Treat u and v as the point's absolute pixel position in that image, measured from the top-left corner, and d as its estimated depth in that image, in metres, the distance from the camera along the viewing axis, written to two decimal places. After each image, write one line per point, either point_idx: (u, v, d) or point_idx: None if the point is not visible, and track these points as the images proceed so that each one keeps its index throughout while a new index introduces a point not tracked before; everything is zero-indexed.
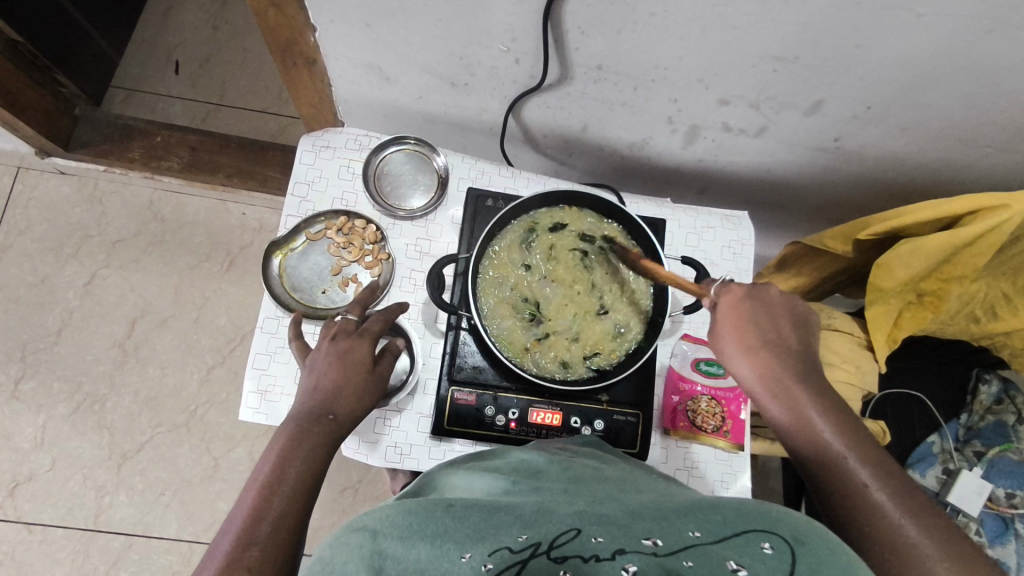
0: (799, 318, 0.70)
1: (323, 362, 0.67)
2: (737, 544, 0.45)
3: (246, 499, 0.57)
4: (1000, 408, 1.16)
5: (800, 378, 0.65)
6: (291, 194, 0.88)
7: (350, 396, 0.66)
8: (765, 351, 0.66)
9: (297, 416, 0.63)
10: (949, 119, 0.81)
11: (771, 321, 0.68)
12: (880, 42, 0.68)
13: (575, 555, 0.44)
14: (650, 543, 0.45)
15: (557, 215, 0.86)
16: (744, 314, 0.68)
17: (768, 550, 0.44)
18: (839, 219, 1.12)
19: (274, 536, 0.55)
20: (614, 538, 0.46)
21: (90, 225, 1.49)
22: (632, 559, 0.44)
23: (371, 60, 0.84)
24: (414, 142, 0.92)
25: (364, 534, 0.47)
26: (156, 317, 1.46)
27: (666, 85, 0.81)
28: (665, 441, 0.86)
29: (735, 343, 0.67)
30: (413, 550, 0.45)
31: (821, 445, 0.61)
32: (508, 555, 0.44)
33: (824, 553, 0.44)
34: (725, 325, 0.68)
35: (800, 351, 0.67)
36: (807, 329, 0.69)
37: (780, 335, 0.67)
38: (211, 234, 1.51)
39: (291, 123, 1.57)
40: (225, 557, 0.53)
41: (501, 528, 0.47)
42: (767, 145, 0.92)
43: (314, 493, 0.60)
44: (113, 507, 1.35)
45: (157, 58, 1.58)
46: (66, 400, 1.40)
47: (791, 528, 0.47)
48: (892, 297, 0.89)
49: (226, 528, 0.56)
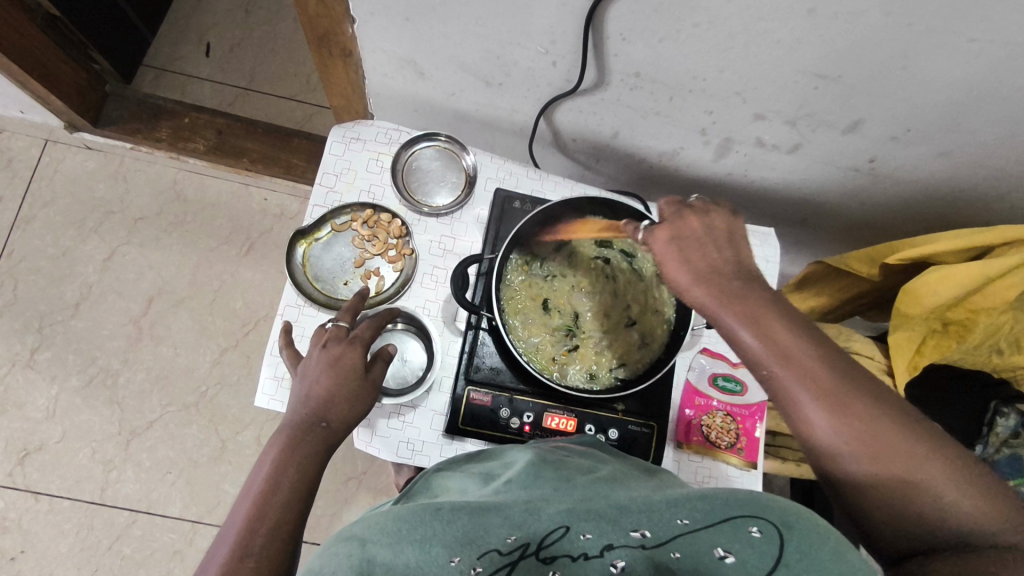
0: (726, 234, 0.60)
1: (315, 369, 0.67)
2: (725, 530, 0.45)
3: (238, 513, 0.55)
4: (1017, 442, 1.13)
5: (760, 304, 0.55)
6: (319, 184, 0.88)
7: (342, 403, 0.66)
8: (716, 287, 0.56)
9: (291, 423, 0.63)
10: (988, 147, 0.79)
11: (709, 242, 0.58)
12: (928, 66, 0.67)
13: (565, 554, 0.46)
14: (638, 535, 0.46)
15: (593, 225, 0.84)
16: (682, 246, 0.58)
17: (756, 535, 0.44)
18: (865, 241, 1.11)
19: (270, 546, 0.54)
20: (603, 532, 0.47)
21: (113, 201, 1.50)
22: (621, 554, 0.45)
23: (407, 55, 0.84)
24: (444, 140, 0.92)
25: (351, 543, 0.46)
26: (173, 297, 1.47)
27: (704, 97, 0.80)
28: (678, 454, 0.85)
29: (684, 276, 0.57)
30: (403, 556, 0.44)
31: (823, 402, 0.51)
32: (497, 558, 0.45)
33: (814, 533, 0.44)
34: (668, 260, 0.59)
35: (743, 270, 0.57)
36: (738, 242, 0.59)
37: (721, 263, 0.57)
38: (231, 216, 1.52)
39: (318, 111, 1.57)
40: (224, 565, 0.52)
41: (491, 528, 0.47)
42: (800, 163, 0.91)
43: (310, 497, 0.59)
44: (119, 482, 1.36)
45: (189, 40, 1.59)
46: (79, 373, 1.41)
47: (779, 513, 0.46)
48: (916, 324, 0.88)
49: (222, 539, 0.55)
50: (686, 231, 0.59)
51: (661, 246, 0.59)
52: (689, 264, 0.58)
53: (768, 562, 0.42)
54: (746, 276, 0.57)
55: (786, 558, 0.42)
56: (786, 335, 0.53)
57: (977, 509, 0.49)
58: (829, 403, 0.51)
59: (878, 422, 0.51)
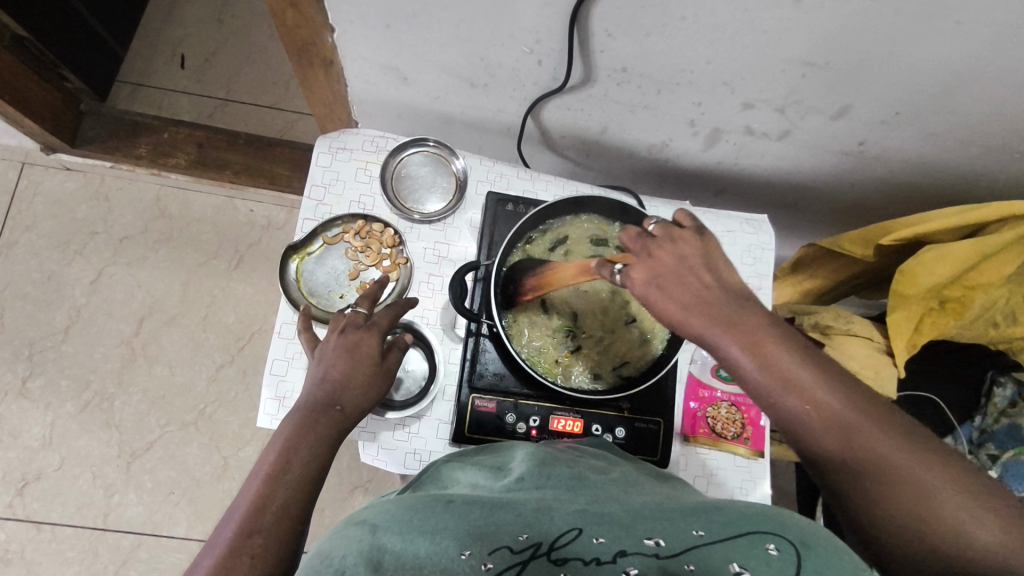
0: (705, 254, 0.56)
1: (332, 351, 0.67)
2: (742, 545, 0.44)
3: (247, 493, 0.54)
4: (1015, 411, 1.14)
5: (753, 330, 0.53)
6: (308, 197, 0.87)
7: (357, 387, 0.66)
8: (707, 315, 0.53)
9: (305, 405, 0.62)
10: (977, 125, 0.79)
11: (687, 269, 0.55)
12: (916, 48, 0.67)
13: (576, 557, 0.44)
14: (652, 543, 0.45)
15: (592, 227, 0.83)
16: (664, 277, 0.55)
17: (773, 552, 0.43)
18: (857, 222, 1.11)
19: (278, 526, 0.53)
20: (616, 537, 0.46)
21: (96, 221, 1.47)
22: (634, 561, 0.44)
23: (390, 61, 0.83)
24: (433, 145, 0.90)
25: (362, 528, 0.47)
26: (164, 315, 1.45)
27: (692, 88, 0.79)
28: (685, 448, 0.86)
29: (670, 311, 0.54)
30: (413, 546, 0.44)
31: (818, 424, 0.51)
32: (507, 555, 0.44)
33: (832, 557, 0.43)
34: (651, 296, 0.55)
35: (731, 294, 0.55)
36: (716, 261, 0.56)
37: (709, 291, 0.54)
38: (218, 230, 1.50)
39: (299, 118, 1.55)
40: (229, 543, 0.50)
41: (502, 526, 0.46)
42: (790, 149, 0.91)
43: (320, 481, 0.58)
44: (122, 506, 1.35)
45: (162, 52, 1.56)
46: (74, 398, 1.39)
47: (796, 530, 0.46)
48: (915, 304, 0.88)
49: (228, 516, 0.54)
50: (664, 262, 0.56)
51: (640, 284, 0.56)
52: (672, 295, 0.54)
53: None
54: (734, 300, 0.54)
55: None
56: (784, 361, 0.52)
57: (997, 534, 0.46)
58: (829, 427, 0.51)
59: (876, 439, 0.50)
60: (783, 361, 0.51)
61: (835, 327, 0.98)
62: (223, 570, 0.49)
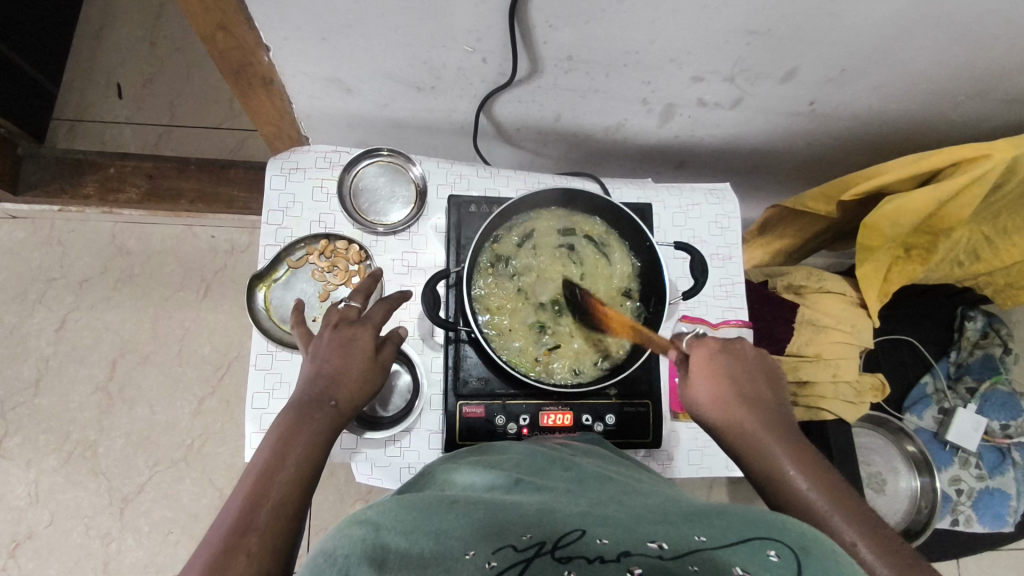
0: (768, 374, 0.68)
1: (325, 347, 0.66)
2: (744, 550, 0.42)
3: (242, 485, 0.54)
4: (987, 342, 1.22)
5: (773, 428, 0.62)
6: (266, 222, 0.85)
7: (351, 383, 0.65)
8: (740, 404, 0.63)
9: (300, 401, 0.62)
10: (922, 73, 0.80)
11: (743, 370, 0.66)
12: (855, 7, 0.67)
13: (580, 556, 0.43)
14: (656, 546, 0.44)
15: (556, 219, 0.84)
16: (716, 364, 0.66)
17: (774, 559, 0.42)
18: (817, 178, 1.12)
19: (274, 522, 0.52)
20: (620, 539, 0.44)
21: (52, 268, 1.43)
22: (638, 561, 0.42)
23: (331, 74, 0.81)
24: (387, 154, 0.88)
25: (365, 527, 0.46)
26: (137, 354, 1.41)
27: (640, 68, 0.78)
28: (676, 424, 0.87)
29: (707, 392, 0.65)
30: (417, 546, 0.44)
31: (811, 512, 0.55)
32: (512, 554, 0.43)
33: (831, 566, 0.42)
34: (697, 375, 0.66)
35: (777, 404, 0.65)
36: (779, 383, 0.68)
37: (752, 392, 0.64)
38: (182, 261, 1.46)
39: (249, 135, 1.51)
40: (223, 540, 0.49)
41: (507, 526, 0.46)
42: (744, 115, 0.91)
43: (314, 479, 0.57)
44: (121, 552, 1.32)
45: (96, 84, 1.50)
46: (55, 451, 1.35)
47: (796, 537, 0.44)
48: (881, 255, 0.90)
49: (223, 511, 0.52)
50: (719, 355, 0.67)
51: (698, 360, 0.67)
52: (720, 380, 0.65)
53: None
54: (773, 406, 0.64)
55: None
56: (795, 458, 0.59)
57: None
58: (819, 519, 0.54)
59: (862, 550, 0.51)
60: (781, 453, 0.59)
61: (809, 286, 1.00)
62: (219, 567, 0.47)
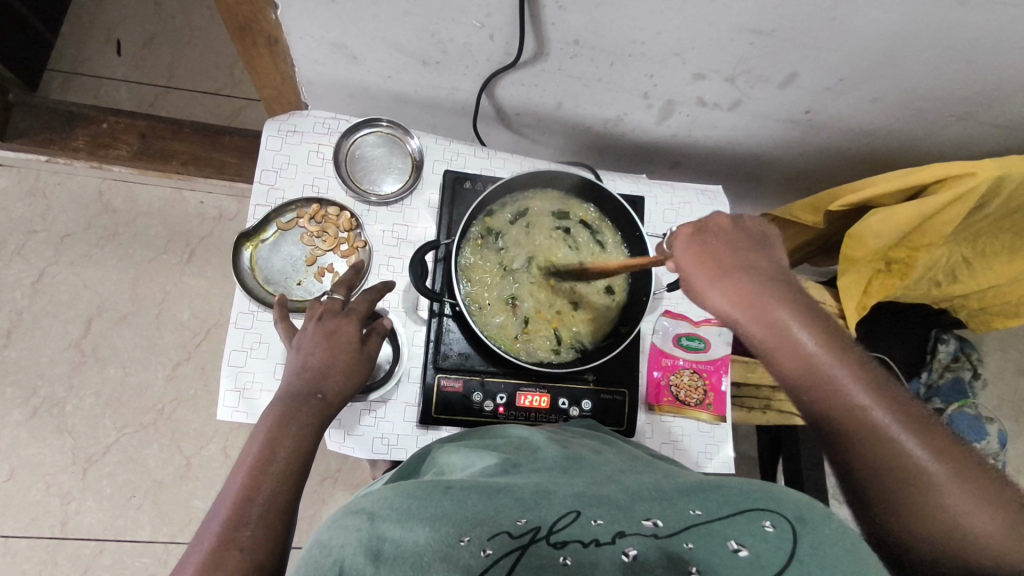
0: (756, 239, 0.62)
1: (310, 339, 0.67)
2: (740, 523, 0.47)
3: (234, 482, 0.55)
4: (958, 365, 1.27)
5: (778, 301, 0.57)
6: (258, 181, 0.84)
7: (339, 374, 0.66)
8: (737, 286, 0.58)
9: (286, 396, 0.63)
10: (915, 91, 0.82)
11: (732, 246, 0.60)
12: (857, 14, 0.68)
13: (576, 539, 0.47)
14: (651, 524, 0.48)
15: (552, 201, 0.85)
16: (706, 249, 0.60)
17: (769, 529, 0.46)
18: (806, 190, 1.15)
19: (265, 518, 0.54)
20: (615, 519, 0.48)
21: (34, 220, 1.40)
22: (633, 542, 0.47)
23: (338, 39, 0.80)
24: (386, 125, 0.88)
25: (360, 516, 0.48)
26: (114, 314, 1.39)
27: (644, 60, 0.79)
28: (651, 416, 0.88)
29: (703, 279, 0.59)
30: (413, 534, 0.46)
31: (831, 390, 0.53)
32: (507, 540, 0.46)
33: (826, 528, 0.46)
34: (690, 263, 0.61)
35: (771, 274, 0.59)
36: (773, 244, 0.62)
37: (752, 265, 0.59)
38: (168, 224, 1.44)
39: (248, 104, 1.50)
40: (217, 536, 0.51)
41: (502, 509, 0.49)
42: (741, 119, 0.92)
43: (303, 472, 0.59)
44: (80, 513, 1.30)
45: (96, 39, 1.48)
46: (21, 405, 1.33)
47: (792, 506, 0.48)
48: (863, 265, 0.91)
49: (215, 508, 0.54)
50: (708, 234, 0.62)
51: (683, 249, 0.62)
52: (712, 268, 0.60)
53: (782, 557, 0.44)
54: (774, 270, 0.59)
55: (800, 553, 0.44)
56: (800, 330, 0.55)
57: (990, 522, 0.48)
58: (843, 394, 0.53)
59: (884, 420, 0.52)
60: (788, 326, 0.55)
61: None
62: (211, 565, 0.49)
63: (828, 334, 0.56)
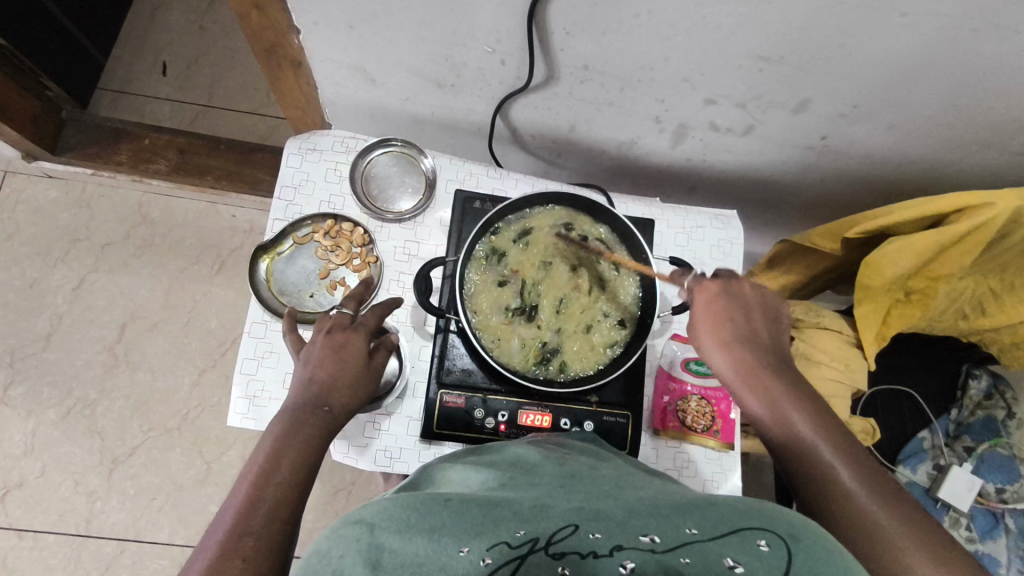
0: (770, 309, 0.71)
1: (319, 353, 0.67)
2: (735, 544, 0.44)
3: (240, 489, 0.56)
4: (989, 403, 1.21)
5: (774, 368, 0.65)
6: (278, 197, 0.87)
7: (344, 388, 0.66)
8: (744, 352, 0.66)
9: (293, 407, 0.63)
10: (933, 118, 0.81)
11: (745, 315, 0.69)
12: (866, 42, 0.68)
13: (573, 551, 0.44)
14: (648, 539, 0.45)
15: (552, 219, 0.86)
16: (721, 312, 0.69)
17: (764, 549, 0.44)
18: (827, 217, 1.13)
19: (267, 528, 0.54)
20: (613, 534, 0.45)
21: (79, 229, 1.48)
22: (631, 555, 0.43)
23: (357, 62, 0.84)
24: (400, 144, 0.91)
25: (360, 526, 0.47)
26: (146, 321, 1.45)
27: (654, 85, 0.80)
28: (655, 441, 0.86)
29: (713, 343, 0.68)
30: (412, 544, 0.45)
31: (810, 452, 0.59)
32: (506, 550, 0.44)
33: (819, 553, 0.44)
34: (703, 325, 0.69)
35: (773, 346, 0.68)
36: (779, 322, 0.71)
37: (758, 335, 0.68)
38: (200, 236, 1.50)
39: (280, 123, 1.56)
40: (219, 547, 0.52)
41: (501, 522, 0.47)
42: (756, 144, 0.92)
43: (308, 482, 0.59)
44: (104, 512, 1.34)
45: (144, 61, 1.56)
46: (56, 405, 1.39)
47: (786, 527, 0.46)
48: (881, 295, 0.89)
49: (219, 517, 0.54)
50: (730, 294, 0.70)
51: (703, 303, 0.70)
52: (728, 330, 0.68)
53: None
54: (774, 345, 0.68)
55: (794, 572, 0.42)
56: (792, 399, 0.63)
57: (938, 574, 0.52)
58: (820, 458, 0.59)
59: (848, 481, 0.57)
60: (783, 392, 0.63)
61: (806, 320, 0.99)
62: (215, 570, 0.50)
63: (820, 411, 0.62)
